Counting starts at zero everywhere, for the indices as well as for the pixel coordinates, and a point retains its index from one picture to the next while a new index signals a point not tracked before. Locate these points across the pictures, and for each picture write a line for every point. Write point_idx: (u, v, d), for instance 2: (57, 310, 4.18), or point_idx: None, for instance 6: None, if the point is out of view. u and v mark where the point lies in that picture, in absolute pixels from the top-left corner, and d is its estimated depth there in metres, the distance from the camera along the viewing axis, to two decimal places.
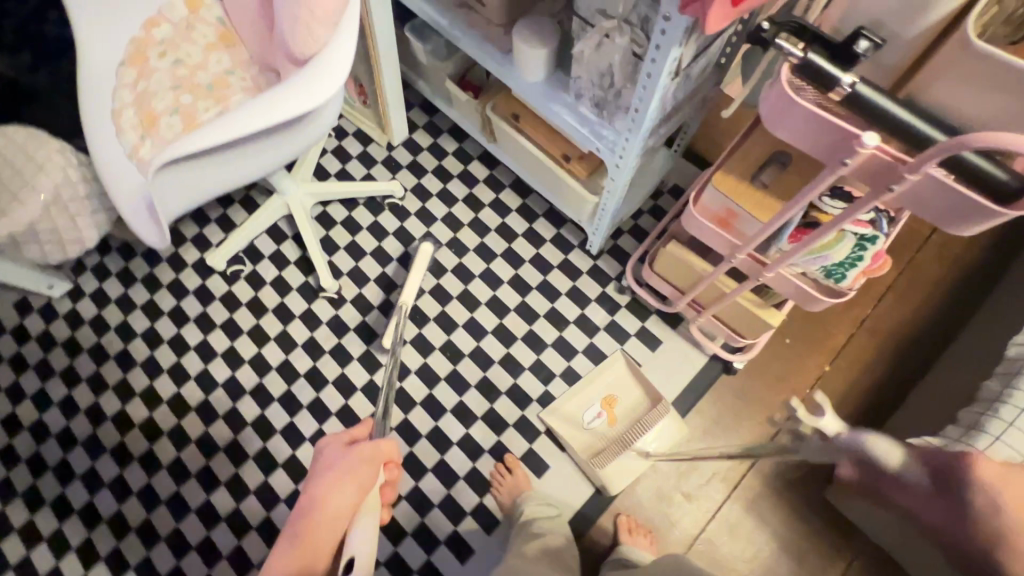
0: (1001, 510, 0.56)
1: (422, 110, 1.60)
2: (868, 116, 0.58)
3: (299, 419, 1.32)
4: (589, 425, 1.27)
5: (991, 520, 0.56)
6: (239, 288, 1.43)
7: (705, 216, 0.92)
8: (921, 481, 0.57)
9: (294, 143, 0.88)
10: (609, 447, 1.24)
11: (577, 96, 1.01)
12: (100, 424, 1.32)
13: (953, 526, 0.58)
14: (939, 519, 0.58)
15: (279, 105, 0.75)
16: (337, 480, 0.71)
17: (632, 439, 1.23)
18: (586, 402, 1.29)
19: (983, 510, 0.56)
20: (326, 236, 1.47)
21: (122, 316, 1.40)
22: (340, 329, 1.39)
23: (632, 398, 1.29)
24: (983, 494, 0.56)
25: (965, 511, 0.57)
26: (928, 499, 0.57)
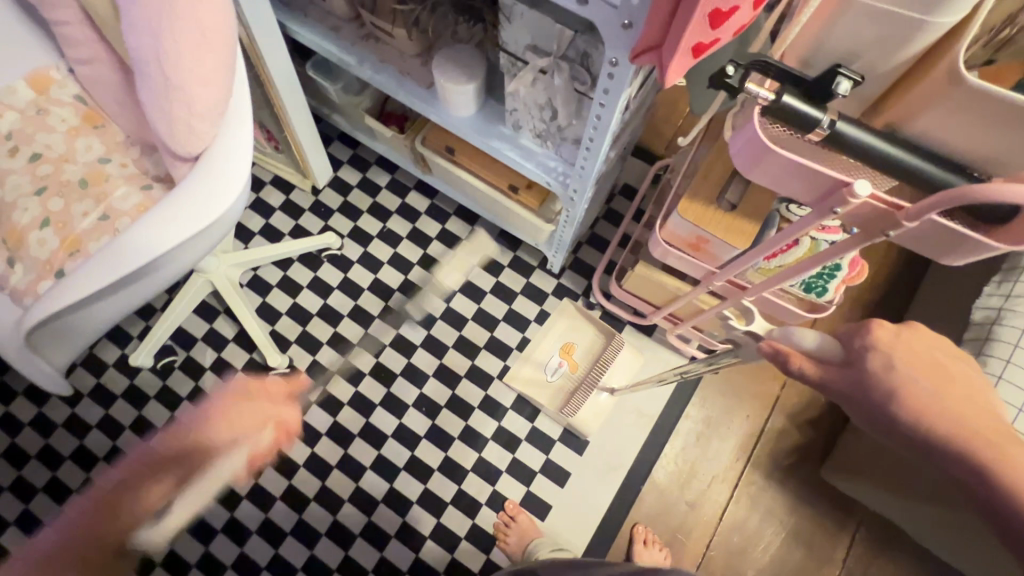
0: (907, 376, 0.53)
1: (343, 143, 1.45)
2: (853, 156, 0.52)
3: (275, 513, 1.20)
4: (551, 376, 1.26)
5: (893, 385, 0.53)
6: (175, 381, 1.27)
7: (675, 243, 0.86)
8: (826, 352, 0.57)
9: (202, 250, 0.75)
10: (576, 393, 1.24)
11: (515, 128, 0.92)
12: None
13: (864, 403, 0.54)
14: (850, 393, 0.55)
15: (170, 225, 0.62)
16: (242, 406, 0.88)
17: (597, 376, 1.25)
18: (546, 352, 1.28)
19: (888, 376, 0.53)
20: (263, 304, 1.33)
21: (41, 440, 1.22)
22: (300, 404, 1.27)
23: (586, 338, 1.29)
24: (883, 359, 0.53)
25: (865, 377, 0.54)
26: (834, 371, 0.56)
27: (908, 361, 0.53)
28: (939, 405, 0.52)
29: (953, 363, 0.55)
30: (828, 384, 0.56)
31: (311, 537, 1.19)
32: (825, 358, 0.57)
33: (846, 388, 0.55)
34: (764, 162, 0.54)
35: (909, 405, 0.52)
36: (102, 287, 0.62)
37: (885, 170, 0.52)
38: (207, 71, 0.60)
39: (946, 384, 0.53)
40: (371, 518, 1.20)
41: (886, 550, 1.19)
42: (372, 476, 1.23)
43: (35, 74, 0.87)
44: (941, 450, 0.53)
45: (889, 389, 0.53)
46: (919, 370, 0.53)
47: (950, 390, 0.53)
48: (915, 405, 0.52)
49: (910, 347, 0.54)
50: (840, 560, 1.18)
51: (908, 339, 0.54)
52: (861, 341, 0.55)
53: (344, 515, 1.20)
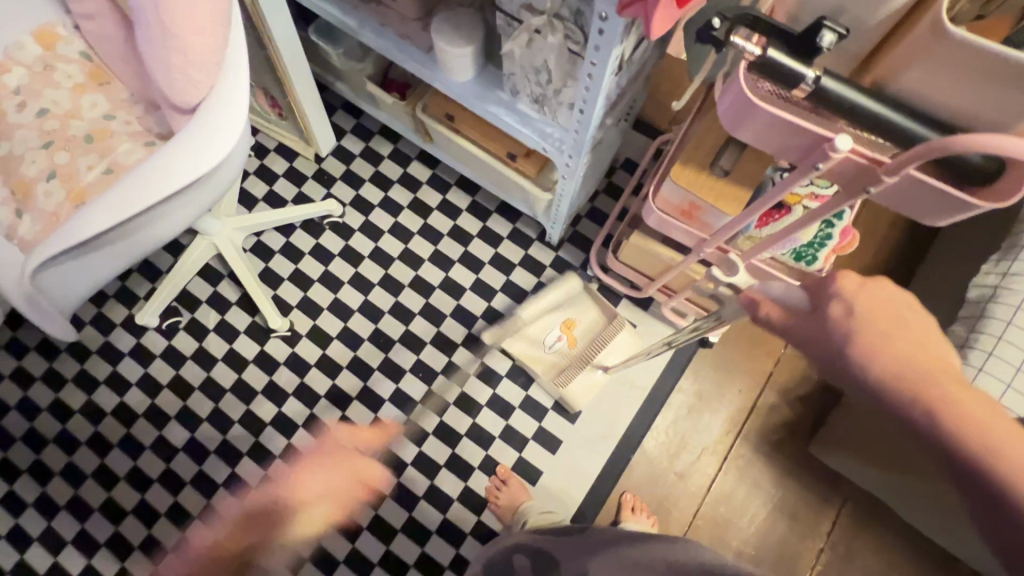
0: (863, 323, 0.51)
1: (346, 112, 1.46)
2: (839, 113, 0.53)
3: (275, 470, 1.24)
4: (549, 348, 1.27)
5: (849, 329, 0.52)
6: (180, 342, 1.31)
7: (667, 210, 0.87)
8: (794, 299, 0.57)
9: (201, 203, 0.77)
10: (570, 367, 1.26)
11: (513, 94, 0.93)
12: (54, 515, 1.21)
13: (818, 345, 0.53)
14: (806, 337, 0.55)
15: (166, 175, 0.64)
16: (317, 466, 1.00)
17: (593, 355, 1.26)
18: (546, 326, 1.29)
19: (843, 320, 0.52)
20: (266, 269, 1.35)
21: (53, 393, 1.27)
22: (300, 367, 1.30)
23: (588, 317, 1.29)
24: (843, 306, 0.53)
25: (823, 322, 0.53)
26: (797, 318, 0.56)
27: (865, 307, 0.51)
28: (894, 353, 0.50)
29: (917, 318, 0.52)
30: (789, 328, 0.56)
31: None
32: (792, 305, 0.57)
33: (805, 333, 0.55)
34: (748, 118, 0.54)
35: (860, 349, 0.51)
36: (101, 232, 0.64)
37: (871, 128, 0.52)
38: (202, 18, 0.61)
39: (904, 337, 0.51)
40: None
41: (872, 526, 1.20)
42: None
43: (41, 30, 0.89)
44: (892, 401, 0.50)
45: (841, 332, 0.52)
46: (877, 317, 0.51)
47: (907, 341, 0.51)
48: (868, 346, 0.51)
49: (871, 296, 0.52)
50: (824, 532, 1.20)
51: (872, 289, 0.52)
52: (827, 287, 0.54)
53: None
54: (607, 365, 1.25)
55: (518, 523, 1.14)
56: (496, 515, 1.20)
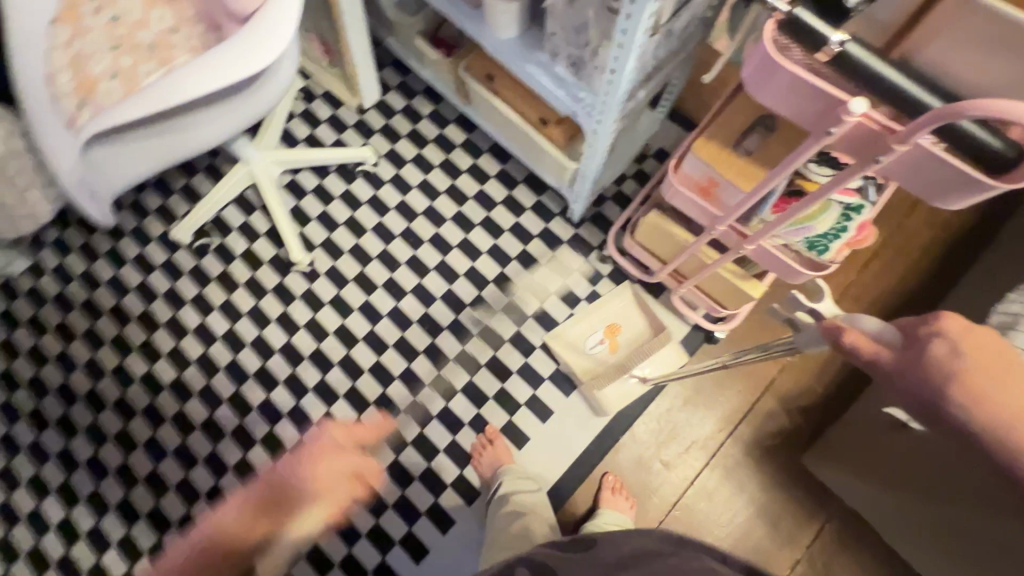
0: (971, 368, 0.45)
1: (394, 70, 1.51)
2: (861, 81, 0.53)
3: (276, 395, 1.29)
4: (591, 351, 1.30)
5: (951, 373, 0.45)
6: (207, 262, 1.38)
7: (686, 185, 0.87)
8: (887, 335, 0.50)
9: (243, 115, 0.82)
10: (607, 371, 1.27)
11: (552, 56, 0.95)
12: (72, 403, 1.29)
13: (915, 394, 0.48)
14: (904, 382, 0.48)
15: (209, 72, 0.69)
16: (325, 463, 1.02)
17: (630, 362, 1.26)
18: (589, 327, 1.31)
19: (948, 364, 0.46)
20: (296, 206, 1.41)
21: (87, 292, 1.36)
22: (315, 303, 1.35)
23: (636, 327, 1.31)
24: (946, 344, 0.46)
25: (922, 365, 0.47)
26: (889, 354, 0.49)
27: (974, 349, 0.45)
28: (1000, 404, 0.45)
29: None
30: (876, 364, 0.50)
31: (304, 423, 1.28)
32: (882, 340, 0.51)
33: (895, 372, 0.49)
34: (769, 77, 0.55)
35: (963, 401, 0.45)
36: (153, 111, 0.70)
37: (891, 99, 0.53)
38: None
39: (1017, 387, 0.45)
40: (361, 417, 1.28)
41: (854, 547, 1.18)
42: (368, 379, 1.30)
43: None
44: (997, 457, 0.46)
45: (945, 377, 0.45)
46: (986, 363, 0.45)
47: (1015, 391, 0.45)
48: (978, 401, 0.45)
49: (979, 337, 0.46)
50: (805, 544, 1.18)
51: (982, 333, 0.46)
52: (928, 323, 0.48)
53: (336, 410, 1.29)
54: (642, 375, 1.24)
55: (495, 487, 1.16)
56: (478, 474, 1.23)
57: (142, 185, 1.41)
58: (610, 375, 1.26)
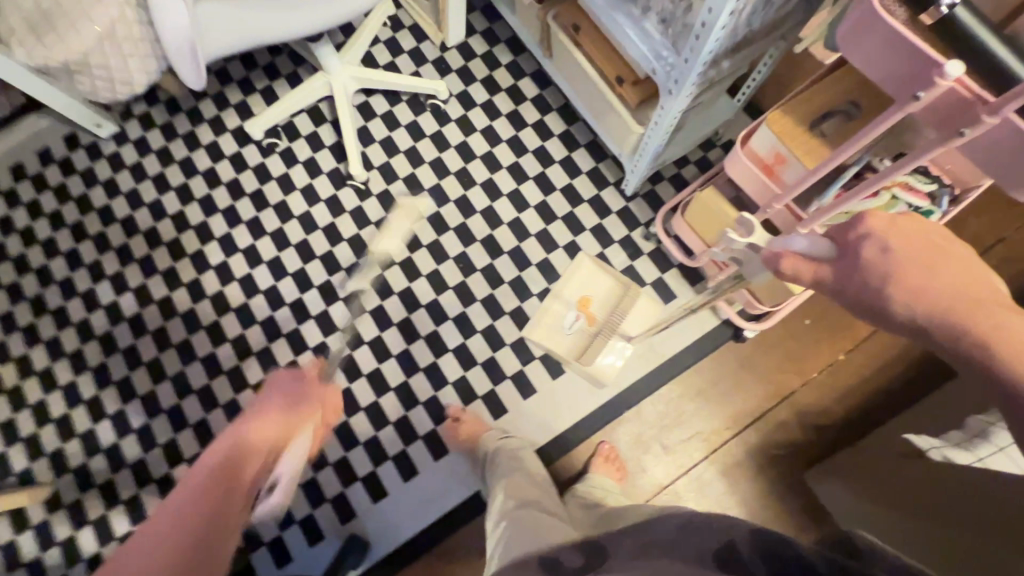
0: (903, 260, 0.56)
1: (483, 15, 1.53)
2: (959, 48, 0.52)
3: (308, 297, 1.35)
4: (568, 330, 1.23)
5: (886, 270, 0.57)
6: (272, 162, 1.44)
7: (750, 158, 0.86)
8: (821, 250, 0.64)
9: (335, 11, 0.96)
10: (594, 341, 1.21)
11: (644, 10, 0.95)
12: (127, 263, 1.38)
13: (855, 291, 0.60)
14: (841, 280, 0.61)
15: None
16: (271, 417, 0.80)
17: (616, 323, 1.19)
18: (559, 309, 1.24)
19: (880, 260, 0.58)
20: (363, 126, 1.46)
21: (160, 167, 1.45)
22: (361, 220, 1.40)
23: (604, 289, 1.23)
24: (875, 244, 0.59)
25: (856, 264, 0.60)
26: (828, 263, 0.63)
27: (898, 241, 0.58)
28: (929, 284, 0.55)
29: (953, 249, 0.57)
30: (819, 274, 0.64)
31: (328, 328, 1.33)
32: (818, 256, 0.65)
33: (837, 272, 0.62)
34: (866, 31, 0.54)
35: (896, 286, 0.56)
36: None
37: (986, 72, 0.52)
38: None
39: (944, 269, 0.55)
40: (381, 334, 1.32)
41: None
42: (396, 301, 1.34)
43: None
44: (935, 336, 0.55)
45: (882, 273, 0.57)
46: (911, 250, 0.57)
47: (943, 274, 0.55)
48: (905, 286, 0.56)
49: (898, 230, 0.58)
50: None
51: (902, 229, 0.58)
52: (856, 232, 0.60)
53: (360, 323, 1.33)
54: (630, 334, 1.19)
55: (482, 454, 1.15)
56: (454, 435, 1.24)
57: (228, 79, 1.49)
58: (599, 343, 1.20)
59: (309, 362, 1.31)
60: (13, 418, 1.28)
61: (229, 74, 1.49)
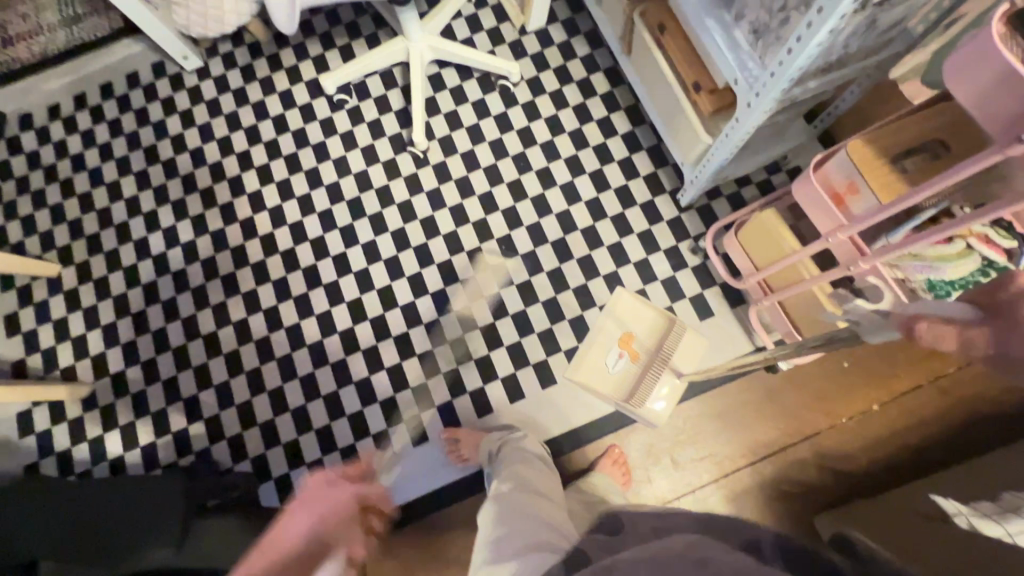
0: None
1: (567, 4, 1.52)
2: None
3: (351, 252, 1.39)
4: (613, 369, 1.25)
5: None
6: (339, 118, 1.48)
7: (823, 184, 0.84)
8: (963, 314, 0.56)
9: None
10: (647, 376, 1.23)
11: (736, 17, 0.93)
12: (190, 192, 1.45)
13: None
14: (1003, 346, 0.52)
15: None
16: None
17: (669, 354, 1.23)
18: (603, 349, 1.27)
19: None
20: (432, 97, 1.48)
21: (235, 106, 1.51)
22: (414, 187, 1.42)
23: (648, 326, 1.27)
24: None
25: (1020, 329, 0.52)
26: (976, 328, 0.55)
27: None
28: None
29: None
30: (970, 339, 0.54)
31: (366, 286, 1.36)
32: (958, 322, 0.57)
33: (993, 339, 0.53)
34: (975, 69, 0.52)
35: None
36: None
37: None
38: None
39: None
40: (415, 301, 1.35)
41: None
42: (434, 272, 1.37)
43: None
44: None
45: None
46: None
47: None
48: None
49: None
50: None
51: None
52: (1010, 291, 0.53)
53: (397, 286, 1.36)
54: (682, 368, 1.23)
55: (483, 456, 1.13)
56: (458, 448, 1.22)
57: (311, 32, 1.53)
58: (653, 376, 1.22)
59: (342, 315, 1.35)
60: (66, 319, 1.36)
61: (314, 27, 1.54)
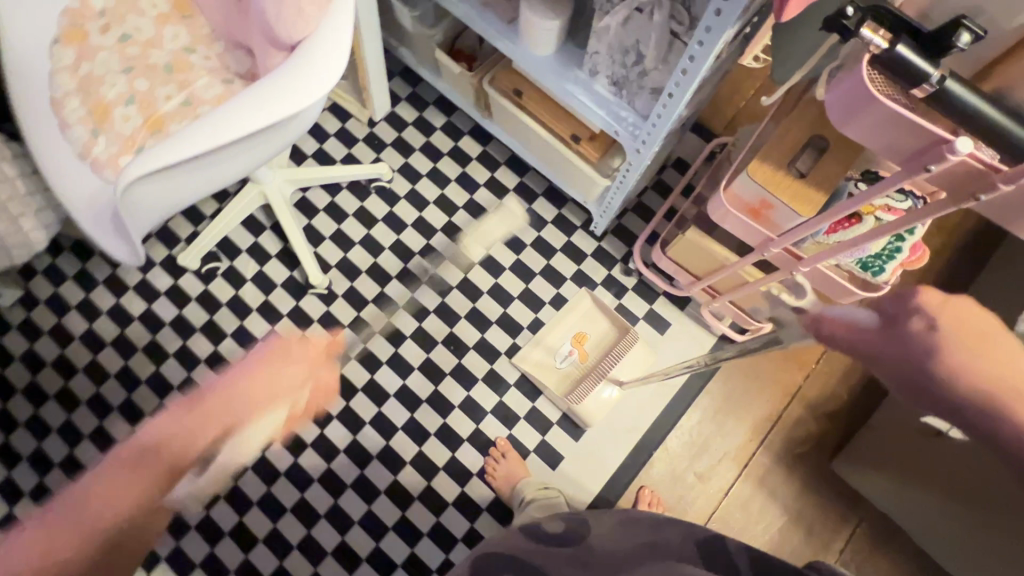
0: (949, 343, 0.50)
1: (404, 80, 1.45)
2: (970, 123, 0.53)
3: (298, 424, 1.25)
4: (558, 364, 1.26)
5: (934, 344, 0.50)
6: (217, 287, 1.31)
7: (736, 205, 0.87)
8: (866, 320, 0.55)
9: (271, 147, 0.78)
10: (585, 380, 1.24)
11: (591, 73, 0.92)
12: (78, 443, 1.21)
13: (910, 378, 0.52)
14: (896, 362, 0.52)
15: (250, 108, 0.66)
16: (278, 371, 0.79)
17: (607, 367, 1.24)
18: (558, 341, 1.28)
19: (926, 336, 0.51)
20: (308, 225, 1.36)
21: (87, 324, 1.27)
22: (334, 327, 1.30)
23: (600, 330, 1.28)
24: (925, 322, 0.51)
25: (903, 341, 0.52)
26: (870, 334, 0.55)
27: (951, 321, 0.50)
28: (981, 363, 0.49)
29: (1008, 339, 0.50)
30: (858, 346, 0.55)
31: (330, 452, 1.24)
32: (866, 327, 0.55)
33: (876, 347, 0.54)
34: (862, 117, 0.55)
35: (946, 364, 0.50)
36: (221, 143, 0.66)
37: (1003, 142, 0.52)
38: None
39: (992, 357, 0.49)
40: (389, 443, 1.24)
41: (883, 548, 1.20)
42: (394, 404, 1.27)
43: None
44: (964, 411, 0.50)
45: (927, 349, 0.50)
46: (966, 333, 0.50)
47: (990, 358, 0.49)
48: (959, 363, 0.49)
49: (956, 309, 0.51)
50: (837, 549, 1.20)
51: (958, 305, 0.51)
52: (904, 303, 0.53)
53: (363, 437, 1.25)
54: (622, 378, 1.24)
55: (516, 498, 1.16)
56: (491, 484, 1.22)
57: None
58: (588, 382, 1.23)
59: (319, 494, 1.21)
60: None
61: None
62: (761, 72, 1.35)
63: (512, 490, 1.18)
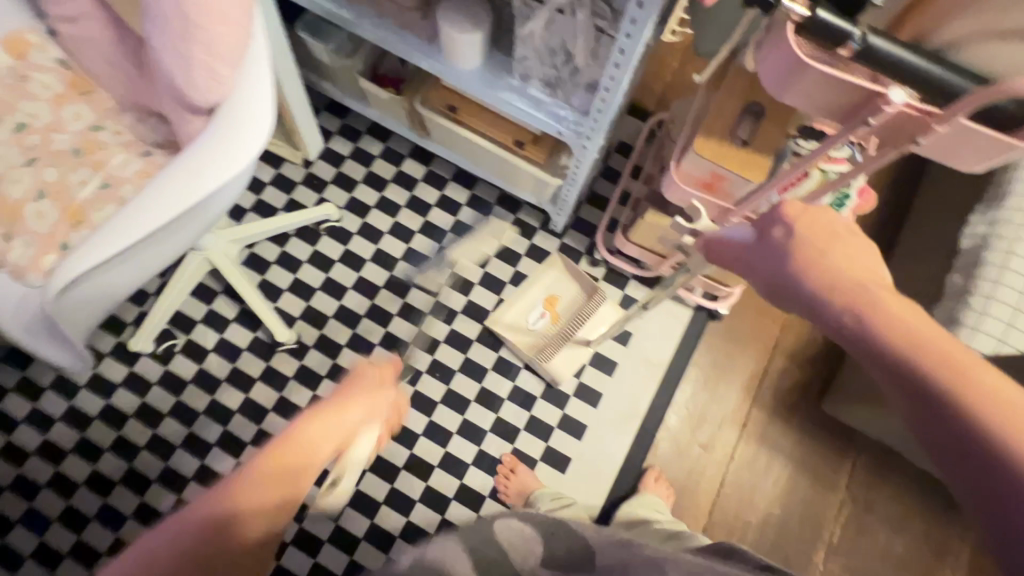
0: (801, 242, 0.57)
1: (332, 113, 1.41)
2: (894, 75, 0.55)
3: None
4: (534, 327, 1.27)
5: (786, 247, 0.58)
6: (178, 366, 1.23)
7: (689, 183, 0.88)
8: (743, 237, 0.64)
9: (206, 220, 0.73)
10: (553, 342, 1.25)
11: (523, 78, 0.92)
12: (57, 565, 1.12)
13: (775, 282, 0.59)
14: (760, 261, 0.60)
15: (177, 184, 0.61)
16: (349, 408, 0.74)
17: (573, 330, 1.26)
18: (526, 305, 1.28)
19: (782, 237, 0.58)
20: (262, 281, 1.30)
21: (40, 436, 1.17)
22: (312, 380, 1.25)
23: (570, 293, 1.29)
24: (783, 228, 0.59)
25: (769, 248, 0.59)
26: (745, 247, 0.63)
27: (804, 224, 0.58)
28: (833, 260, 0.55)
29: (857, 243, 0.57)
30: (738, 256, 0.64)
31: (336, 510, 1.19)
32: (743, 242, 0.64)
33: (748, 256, 0.62)
34: (795, 83, 0.57)
35: (794, 259, 0.57)
36: (153, 227, 0.61)
37: (925, 88, 0.55)
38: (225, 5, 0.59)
39: (840, 251, 0.56)
40: (394, 486, 1.21)
41: (884, 475, 1.26)
42: (391, 445, 1.23)
43: (12, 38, 0.82)
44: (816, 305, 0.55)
45: (781, 251, 0.58)
46: (814, 231, 0.57)
47: (839, 254, 0.56)
48: (806, 258, 0.56)
49: (811, 217, 0.58)
50: (844, 486, 1.25)
51: (813, 213, 0.58)
52: (771, 214, 0.61)
53: (366, 485, 1.21)
54: (591, 338, 1.25)
55: (532, 510, 1.15)
56: (506, 504, 1.20)
57: None
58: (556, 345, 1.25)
59: (333, 554, 1.17)
60: None
61: None
62: (682, 46, 1.38)
63: (526, 503, 1.17)
